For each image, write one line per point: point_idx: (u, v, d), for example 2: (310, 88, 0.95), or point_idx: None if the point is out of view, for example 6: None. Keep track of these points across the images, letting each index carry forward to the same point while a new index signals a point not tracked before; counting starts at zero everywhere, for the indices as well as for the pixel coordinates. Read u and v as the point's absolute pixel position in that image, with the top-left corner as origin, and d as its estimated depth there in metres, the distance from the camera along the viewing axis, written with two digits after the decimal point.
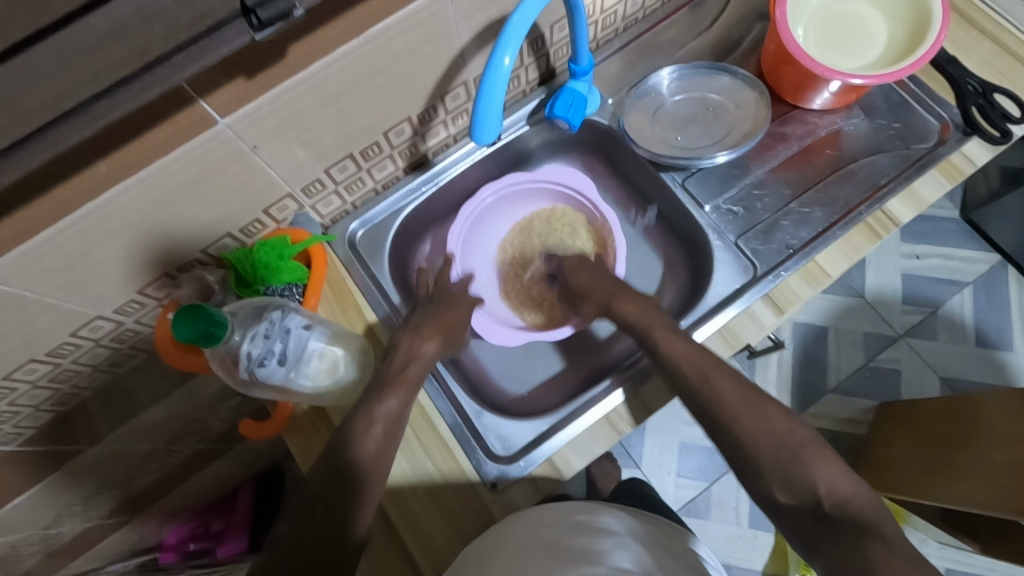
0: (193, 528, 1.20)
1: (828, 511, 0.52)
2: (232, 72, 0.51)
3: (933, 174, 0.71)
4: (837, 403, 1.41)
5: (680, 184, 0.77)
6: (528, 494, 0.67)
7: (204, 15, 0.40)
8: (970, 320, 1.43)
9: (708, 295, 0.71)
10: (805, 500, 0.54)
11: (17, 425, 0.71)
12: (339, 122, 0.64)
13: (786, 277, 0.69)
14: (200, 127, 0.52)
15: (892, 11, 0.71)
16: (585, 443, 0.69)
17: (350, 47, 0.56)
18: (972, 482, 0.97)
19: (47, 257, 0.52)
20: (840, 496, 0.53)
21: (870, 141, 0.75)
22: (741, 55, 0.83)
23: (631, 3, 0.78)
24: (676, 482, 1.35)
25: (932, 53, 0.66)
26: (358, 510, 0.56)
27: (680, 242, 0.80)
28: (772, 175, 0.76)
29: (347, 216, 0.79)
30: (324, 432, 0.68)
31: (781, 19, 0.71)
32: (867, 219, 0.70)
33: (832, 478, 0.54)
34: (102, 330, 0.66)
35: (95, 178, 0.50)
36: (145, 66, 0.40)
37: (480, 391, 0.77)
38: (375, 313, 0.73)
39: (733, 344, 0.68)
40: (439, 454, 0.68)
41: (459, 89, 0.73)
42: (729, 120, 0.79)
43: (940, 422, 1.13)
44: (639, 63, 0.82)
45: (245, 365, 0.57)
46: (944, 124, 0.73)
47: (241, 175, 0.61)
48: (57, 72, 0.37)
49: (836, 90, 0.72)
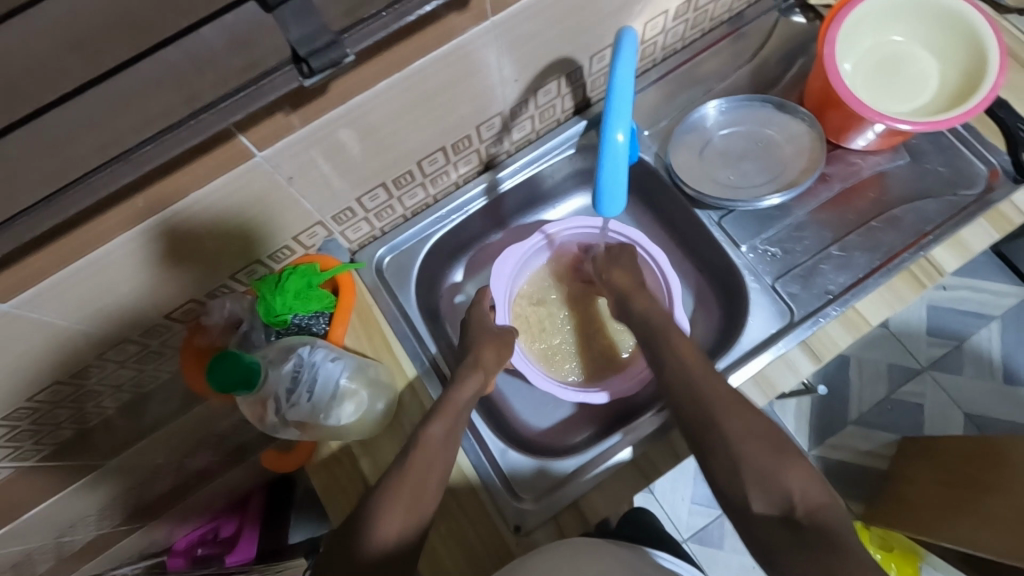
0: (203, 533, 1.19)
1: (802, 519, 0.52)
2: (273, 110, 0.50)
3: (980, 222, 0.69)
4: (858, 436, 1.38)
5: (716, 222, 0.75)
6: (552, 536, 0.66)
7: (255, 63, 0.40)
8: (998, 355, 1.39)
9: (743, 338, 0.69)
10: (783, 505, 0.53)
11: (39, 443, 0.69)
12: (374, 153, 0.64)
13: (825, 323, 0.68)
14: (239, 161, 0.52)
15: (944, 55, 0.70)
16: (613, 488, 0.68)
17: (390, 82, 0.56)
18: (997, 528, 0.93)
19: (80, 286, 0.52)
20: (814, 503, 0.53)
21: (914, 185, 0.73)
22: (783, 89, 0.81)
23: (672, 34, 0.77)
24: (690, 509, 1.33)
25: (988, 101, 0.63)
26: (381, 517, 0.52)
27: (713, 278, 0.78)
28: (812, 218, 0.74)
29: (375, 241, 0.78)
30: (347, 466, 0.67)
31: (830, 57, 0.69)
32: (911, 267, 0.69)
33: (809, 483, 0.54)
34: (128, 352, 0.65)
35: (131, 211, 0.49)
36: (194, 112, 0.41)
37: (505, 426, 0.76)
38: (403, 345, 0.73)
39: (767, 391, 0.67)
40: (461, 492, 0.67)
41: (494, 119, 0.71)
42: (780, 156, 0.77)
43: (961, 460, 1.10)
44: (677, 95, 0.81)
45: (276, 407, 0.58)
46: (992, 170, 0.71)
47: (276, 205, 0.61)
48: (109, 118, 0.37)
49: (880, 132, 0.70)
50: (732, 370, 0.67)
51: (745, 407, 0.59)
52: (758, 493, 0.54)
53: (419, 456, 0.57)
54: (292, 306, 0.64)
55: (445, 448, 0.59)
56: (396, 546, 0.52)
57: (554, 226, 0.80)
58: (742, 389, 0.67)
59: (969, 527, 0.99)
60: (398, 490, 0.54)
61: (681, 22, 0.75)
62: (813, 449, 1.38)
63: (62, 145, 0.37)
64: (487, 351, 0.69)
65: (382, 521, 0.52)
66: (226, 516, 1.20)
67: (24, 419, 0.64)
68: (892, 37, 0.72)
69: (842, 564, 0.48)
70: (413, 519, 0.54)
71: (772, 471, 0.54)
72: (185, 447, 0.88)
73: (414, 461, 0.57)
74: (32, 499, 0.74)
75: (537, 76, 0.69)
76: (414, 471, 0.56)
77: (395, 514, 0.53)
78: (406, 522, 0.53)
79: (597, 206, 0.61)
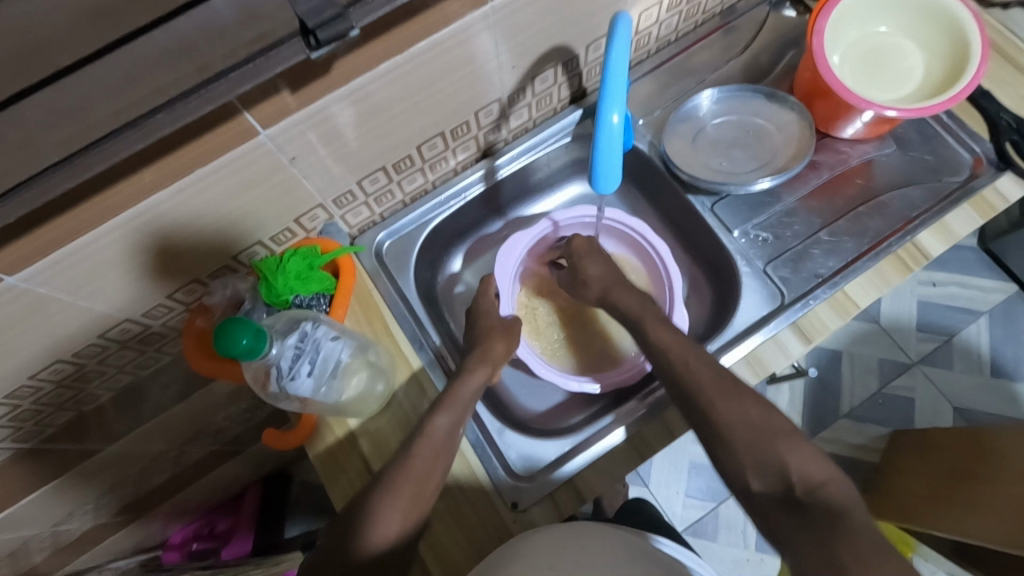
0: (197, 528, 1.18)
1: (802, 498, 0.52)
2: (278, 87, 0.51)
3: (964, 208, 0.71)
4: (849, 429, 1.40)
5: (709, 209, 0.76)
6: (548, 514, 0.67)
7: (265, 35, 0.42)
8: (986, 349, 1.42)
9: (735, 320, 0.71)
10: (795, 478, 0.53)
11: (40, 423, 0.70)
12: (375, 136, 0.65)
13: (814, 306, 0.69)
14: (245, 138, 0.53)
15: (929, 45, 0.72)
16: (608, 467, 0.69)
17: (392, 64, 0.57)
18: (987, 515, 0.95)
19: (86, 260, 0.53)
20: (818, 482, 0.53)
21: (902, 173, 0.74)
22: (774, 80, 0.83)
23: (665, 25, 0.79)
24: (684, 502, 1.34)
25: (971, 89, 0.66)
26: (379, 518, 0.55)
27: (706, 263, 0.80)
28: (802, 204, 0.75)
29: (375, 226, 0.79)
30: (347, 445, 0.68)
31: (818, 47, 0.71)
32: (898, 251, 0.70)
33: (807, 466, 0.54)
34: (130, 332, 0.66)
35: (138, 186, 0.50)
36: (204, 82, 0.42)
37: (502, 409, 0.78)
38: (402, 328, 0.74)
39: (760, 372, 0.68)
40: (459, 471, 0.68)
41: (493, 106, 0.73)
42: (771, 144, 0.79)
43: (952, 453, 1.11)
44: (670, 85, 0.83)
45: (277, 380, 0.58)
46: (976, 158, 0.73)
47: (279, 185, 0.62)
48: (123, 86, 0.39)
49: (868, 120, 0.72)
50: (724, 351, 0.69)
51: (738, 383, 0.60)
52: (756, 475, 0.55)
53: (423, 442, 0.59)
54: (292, 286, 0.66)
55: (445, 425, 0.61)
56: (390, 546, 0.55)
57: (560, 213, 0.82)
58: (735, 369, 0.68)
59: (960, 515, 1.01)
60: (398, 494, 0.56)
61: (674, 13, 0.77)
62: None
63: (75, 112, 0.38)
64: (495, 344, 0.70)
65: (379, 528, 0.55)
66: (220, 512, 1.20)
67: (28, 398, 0.65)
68: (879, 28, 0.75)
69: (841, 542, 0.47)
70: (411, 519, 0.56)
71: (763, 444, 0.55)
72: (184, 434, 0.89)
73: (416, 457, 0.59)
74: (32, 482, 0.75)
75: (534, 64, 0.70)
76: (412, 472, 0.58)
77: (393, 518, 0.55)
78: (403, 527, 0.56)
79: (591, 184, 0.63)
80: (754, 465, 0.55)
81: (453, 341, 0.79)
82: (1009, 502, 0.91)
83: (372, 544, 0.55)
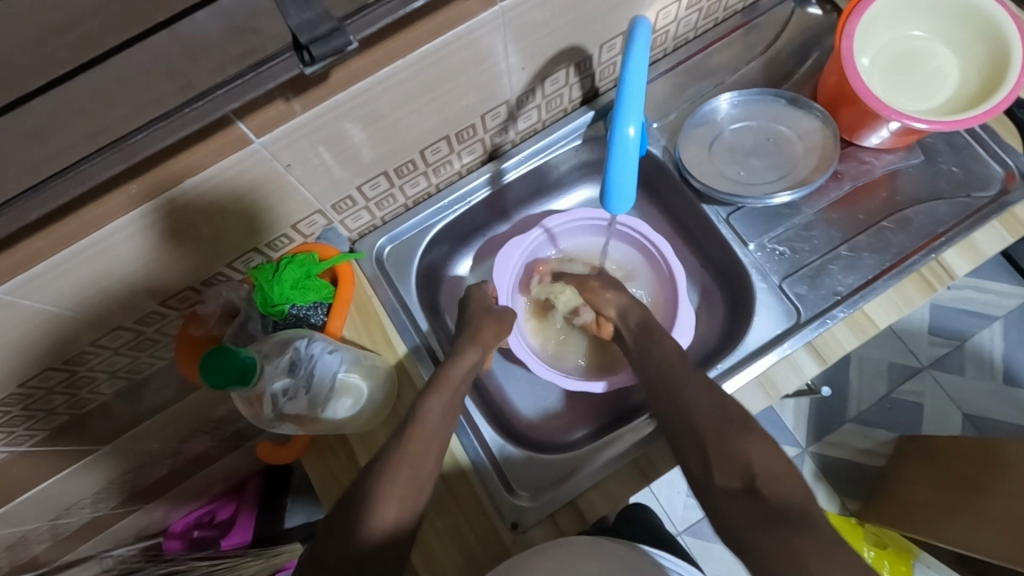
0: (199, 516, 1.12)
1: None
2: (271, 98, 0.49)
3: (993, 225, 0.68)
4: (857, 434, 1.37)
5: (724, 220, 0.73)
6: (549, 534, 0.65)
7: (253, 50, 0.40)
8: (999, 356, 1.38)
9: (748, 339, 0.68)
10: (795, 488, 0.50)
11: (31, 428, 0.67)
12: (376, 141, 0.62)
13: (832, 325, 0.66)
14: (236, 148, 0.51)
15: (965, 53, 0.68)
16: (613, 489, 0.67)
17: (394, 68, 0.54)
18: (996, 529, 0.91)
19: (71, 272, 0.50)
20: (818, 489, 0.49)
21: (927, 186, 0.71)
22: (797, 82, 0.79)
23: (684, 23, 0.75)
24: (686, 503, 1.33)
25: (1008, 102, 0.62)
26: (377, 500, 0.51)
27: (719, 275, 0.77)
28: (821, 217, 0.72)
29: (376, 230, 0.76)
30: (345, 459, 0.67)
31: (848, 51, 0.67)
32: (922, 270, 0.67)
33: None
34: (122, 339, 0.64)
35: (126, 198, 0.48)
36: (189, 100, 0.40)
37: (503, 420, 0.76)
38: (402, 339, 0.71)
39: (771, 392, 0.66)
40: (459, 488, 0.67)
41: (500, 109, 0.70)
42: (791, 152, 0.75)
43: (958, 461, 1.08)
44: (686, 87, 0.79)
45: (271, 403, 0.57)
46: (1008, 172, 0.69)
47: (274, 192, 0.59)
48: (103, 104, 0.36)
49: (895, 130, 0.68)
50: (736, 370, 0.66)
51: None
52: None
53: (414, 436, 0.56)
54: (289, 296, 0.62)
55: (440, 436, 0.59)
56: (392, 533, 0.51)
57: (552, 219, 0.80)
58: (746, 389, 0.66)
59: (965, 529, 0.98)
60: (393, 476, 0.53)
61: (694, 11, 0.73)
62: (811, 446, 1.38)
63: (47, 135, 0.36)
64: (480, 329, 0.69)
65: (371, 511, 0.50)
66: (223, 500, 1.14)
67: (17, 405, 0.63)
68: (912, 32, 0.70)
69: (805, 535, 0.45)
70: (408, 505, 0.53)
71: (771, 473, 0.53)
72: (180, 434, 0.88)
73: (410, 447, 0.55)
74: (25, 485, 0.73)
75: (544, 65, 0.67)
76: (408, 457, 0.54)
77: (390, 501, 0.51)
78: (402, 509, 0.52)
79: (605, 201, 0.60)
80: (734, 476, 0.51)
81: (446, 332, 0.77)
82: (1016, 516, 0.88)
83: (367, 537, 0.50)
